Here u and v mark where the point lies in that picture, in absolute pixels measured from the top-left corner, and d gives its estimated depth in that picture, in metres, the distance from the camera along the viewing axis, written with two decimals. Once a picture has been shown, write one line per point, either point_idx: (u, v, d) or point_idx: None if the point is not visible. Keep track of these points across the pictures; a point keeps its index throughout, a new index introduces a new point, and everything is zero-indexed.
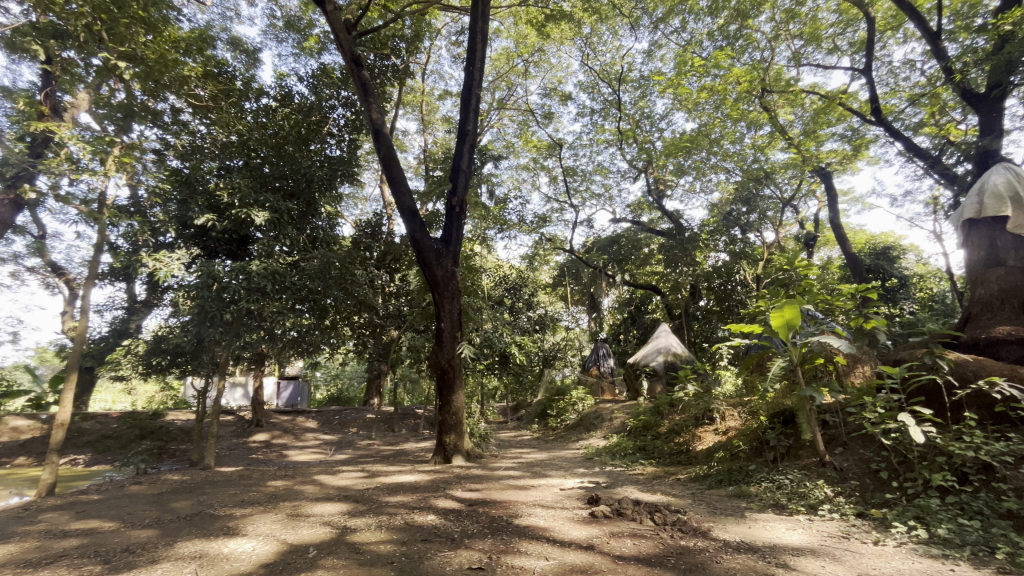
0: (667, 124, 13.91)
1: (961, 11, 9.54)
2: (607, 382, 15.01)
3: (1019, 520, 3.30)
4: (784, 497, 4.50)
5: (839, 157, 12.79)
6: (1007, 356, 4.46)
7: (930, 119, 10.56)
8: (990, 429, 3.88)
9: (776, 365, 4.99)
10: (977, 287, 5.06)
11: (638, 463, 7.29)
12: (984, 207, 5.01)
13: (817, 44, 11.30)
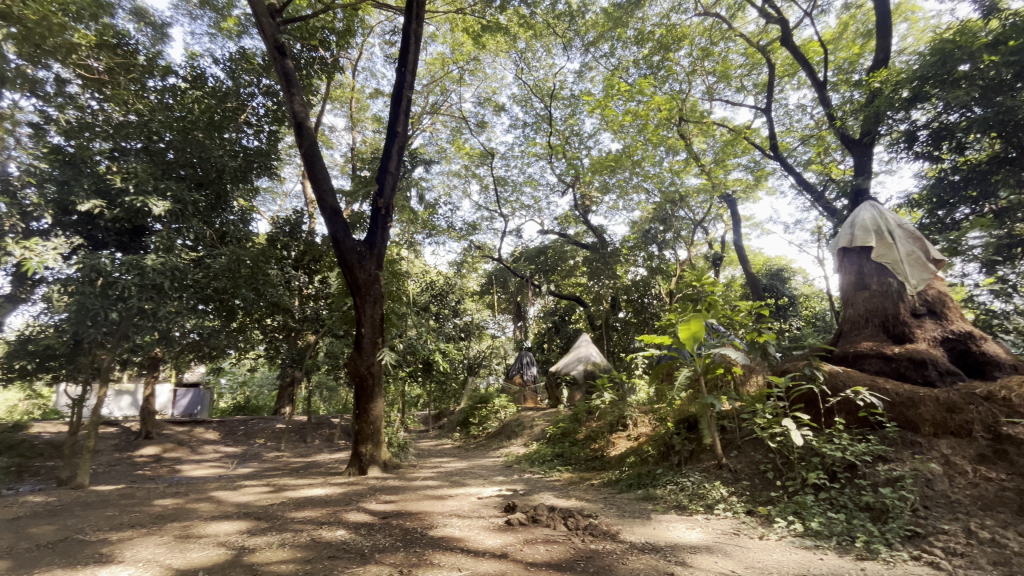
0: (594, 143, 14.55)
1: (843, 66, 10.97)
2: (529, 389, 15.28)
3: (875, 512, 3.78)
4: (686, 498, 4.82)
5: (743, 185, 14.10)
6: (869, 367, 5.11)
7: (817, 158, 11.97)
8: (854, 432, 4.41)
9: (683, 374, 5.41)
10: (847, 307, 5.77)
11: (555, 469, 7.47)
12: (854, 238, 5.76)
13: (728, 82, 12.44)
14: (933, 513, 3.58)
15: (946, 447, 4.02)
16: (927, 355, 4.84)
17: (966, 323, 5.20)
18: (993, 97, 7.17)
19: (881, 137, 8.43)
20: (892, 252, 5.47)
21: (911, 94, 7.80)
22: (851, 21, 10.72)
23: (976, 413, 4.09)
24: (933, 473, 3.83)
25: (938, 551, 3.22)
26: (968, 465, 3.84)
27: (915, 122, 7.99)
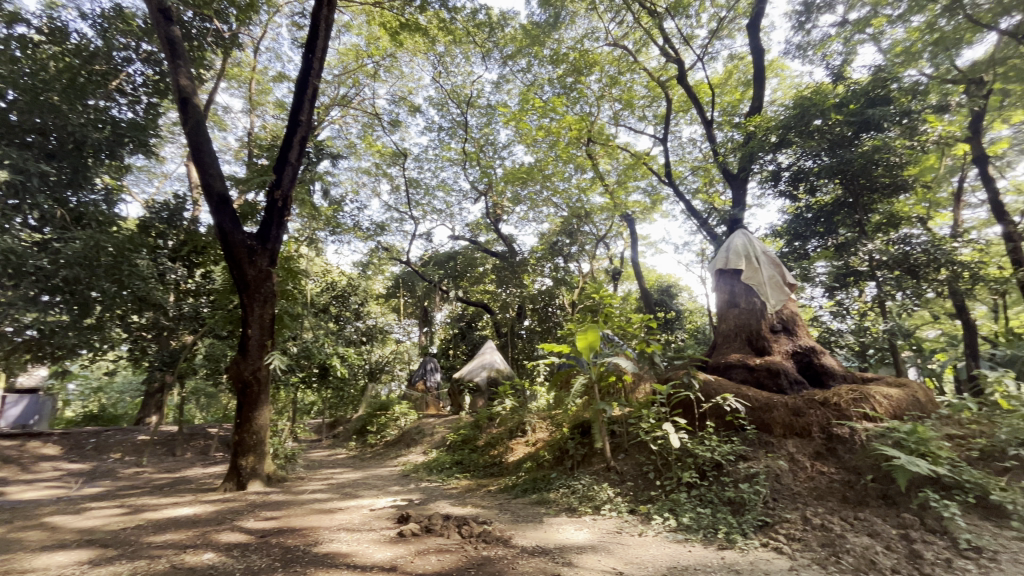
0: (508, 154, 14.82)
1: (727, 108, 12.37)
2: (432, 397, 15.05)
3: (735, 505, 4.24)
4: (577, 500, 5.05)
5: (641, 207, 15.25)
6: (735, 376, 5.74)
7: (703, 188, 13.36)
8: (722, 435, 4.94)
9: (579, 381, 5.67)
10: (721, 322, 6.45)
11: (453, 477, 7.42)
12: (729, 261, 6.47)
13: (632, 110, 13.44)
14: (780, 504, 4.11)
15: (792, 446, 4.64)
16: (781, 366, 5.56)
17: (811, 339, 6.07)
18: (837, 149, 8.52)
19: (754, 174, 9.62)
20: (757, 274, 6.24)
21: (777, 140, 9.01)
22: (734, 70, 12.15)
23: (815, 416, 4.77)
24: (781, 468, 4.39)
25: (781, 537, 3.70)
26: (808, 462, 4.46)
27: (780, 164, 9.24)
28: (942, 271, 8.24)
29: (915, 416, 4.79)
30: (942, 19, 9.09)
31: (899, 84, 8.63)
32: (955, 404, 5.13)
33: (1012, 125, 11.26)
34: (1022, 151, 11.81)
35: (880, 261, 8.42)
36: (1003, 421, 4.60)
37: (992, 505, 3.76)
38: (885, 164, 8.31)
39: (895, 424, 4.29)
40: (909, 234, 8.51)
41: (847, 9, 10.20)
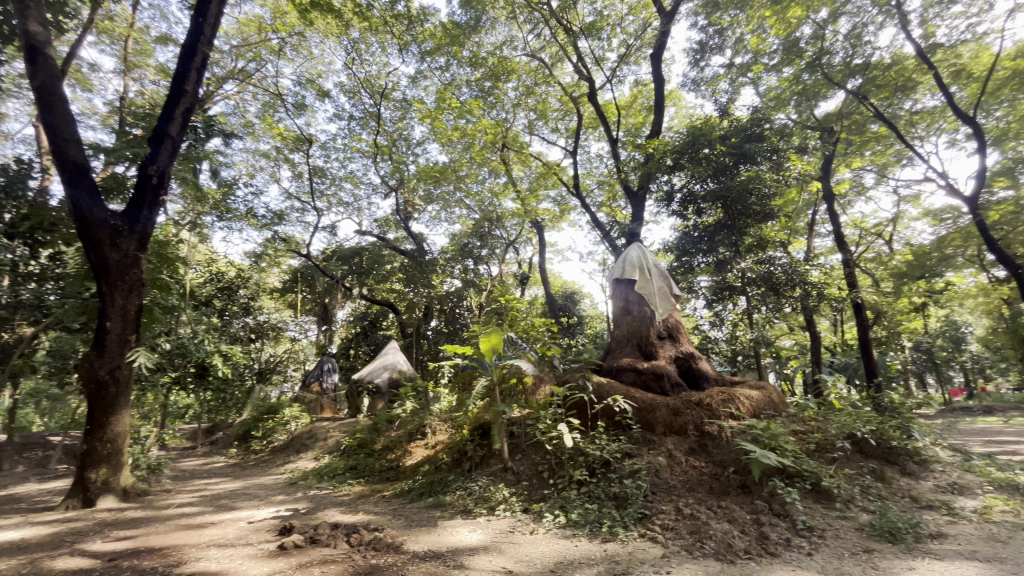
0: (422, 151, 14.54)
1: (631, 129, 13.32)
2: (328, 399, 14.24)
3: (619, 500, 4.54)
4: (472, 502, 5.07)
5: (550, 215, 15.83)
6: (626, 379, 6.15)
7: (607, 202, 14.23)
8: (611, 433, 5.26)
9: (479, 383, 5.69)
10: (616, 328, 6.88)
11: (346, 482, 7.08)
12: (625, 271, 6.93)
13: (545, 121, 13.93)
14: (658, 497, 4.47)
15: (671, 443, 5.08)
16: (665, 370, 6.06)
17: (691, 345, 6.71)
18: (721, 176, 9.53)
19: (651, 193, 10.43)
20: (649, 285, 6.76)
21: (672, 163, 9.86)
22: (639, 95, 13.12)
23: (691, 415, 5.26)
24: (660, 464, 4.79)
25: (657, 527, 4.03)
26: (683, 457, 4.91)
27: (673, 186, 10.12)
28: (796, 289, 9.53)
29: (769, 415, 5.49)
30: (805, 74, 10.60)
31: (771, 125, 9.90)
32: (800, 403, 5.98)
33: (852, 170, 13.43)
34: (858, 192, 14.16)
35: (750, 278, 9.53)
36: (834, 418, 5.45)
37: (822, 489, 4.44)
38: (758, 194, 9.46)
39: (753, 421, 4.88)
40: (773, 256, 9.76)
41: (734, 53, 11.50)
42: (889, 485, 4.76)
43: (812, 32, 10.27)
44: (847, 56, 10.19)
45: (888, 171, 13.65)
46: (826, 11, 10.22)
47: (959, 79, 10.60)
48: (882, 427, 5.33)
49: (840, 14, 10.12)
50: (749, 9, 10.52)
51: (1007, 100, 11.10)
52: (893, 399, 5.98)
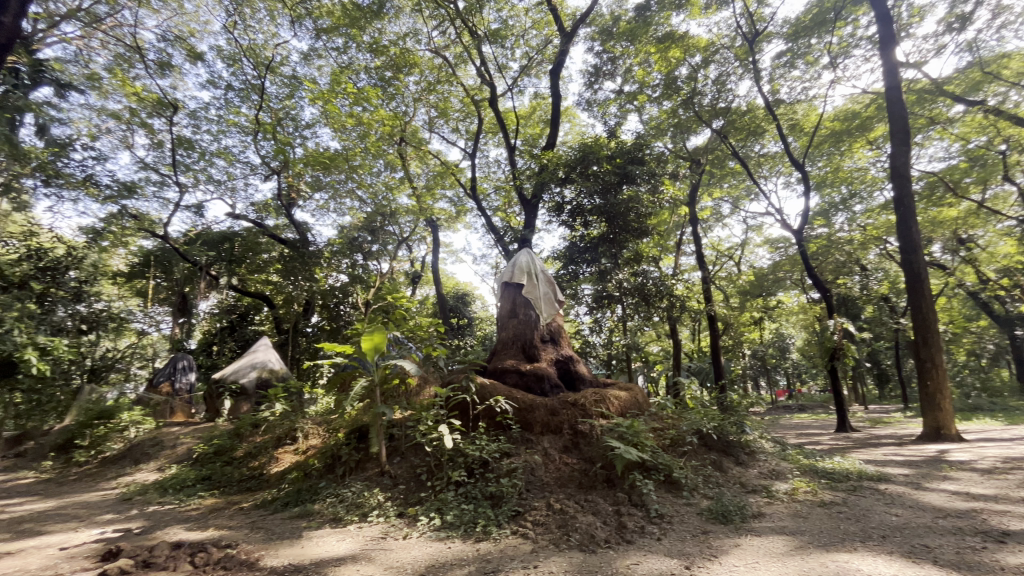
0: (311, 134, 13.50)
1: (528, 139, 13.84)
2: (181, 401, 12.54)
3: (494, 499, 4.63)
4: (343, 509, 4.80)
5: (446, 215, 15.75)
6: (508, 380, 6.30)
7: (502, 208, 14.59)
8: (491, 433, 5.36)
9: (359, 383, 5.41)
10: (502, 329, 7.03)
11: (196, 495, 6.27)
12: (514, 274, 7.13)
13: (446, 120, 13.88)
14: (532, 494, 4.64)
15: (547, 442, 5.32)
16: (546, 371, 6.33)
17: (571, 349, 7.09)
18: (607, 193, 10.22)
19: (543, 202, 10.89)
20: (535, 290, 7.02)
21: (564, 176, 10.37)
22: (537, 107, 13.70)
23: (566, 415, 5.55)
24: (536, 462, 4.98)
25: (529, 524, 4.18)
26: (558, 455, 5.17)
27: (565, 198, 10.66)
28: (664, 300, 10.61)
29: (634, 414, 6.02)
30: (681, 109, 11.92)
31: (651, 151, 10.91)
32: (660, 403, 6.65)
33: (713, 199, 15.37)
34: (717, 218, 16.21)
35: (626, 288, 10.39)
36: (687, 416, 6.16)
37: (673, 480, 4.98)
38: (636, 212, 10.34)
39: (620, 419, 5.31)
40: (646, 270, 10.74)
41: (623, 81, 12.49)
42: (725, 473, 5.50)
43: (688, 73, 11.56)
44: (714, 98, 11.65)
45: (740, 203, 15.87)
46: (700, 56, 11.59)
47: (794, 132, 12.75)
48: (723, 424, 6.14)
49: (710, 61, 11.53)
50: (638, 42, 11.52)
51: (826, 154, 13.53)
52: (732, 398, 6.93)
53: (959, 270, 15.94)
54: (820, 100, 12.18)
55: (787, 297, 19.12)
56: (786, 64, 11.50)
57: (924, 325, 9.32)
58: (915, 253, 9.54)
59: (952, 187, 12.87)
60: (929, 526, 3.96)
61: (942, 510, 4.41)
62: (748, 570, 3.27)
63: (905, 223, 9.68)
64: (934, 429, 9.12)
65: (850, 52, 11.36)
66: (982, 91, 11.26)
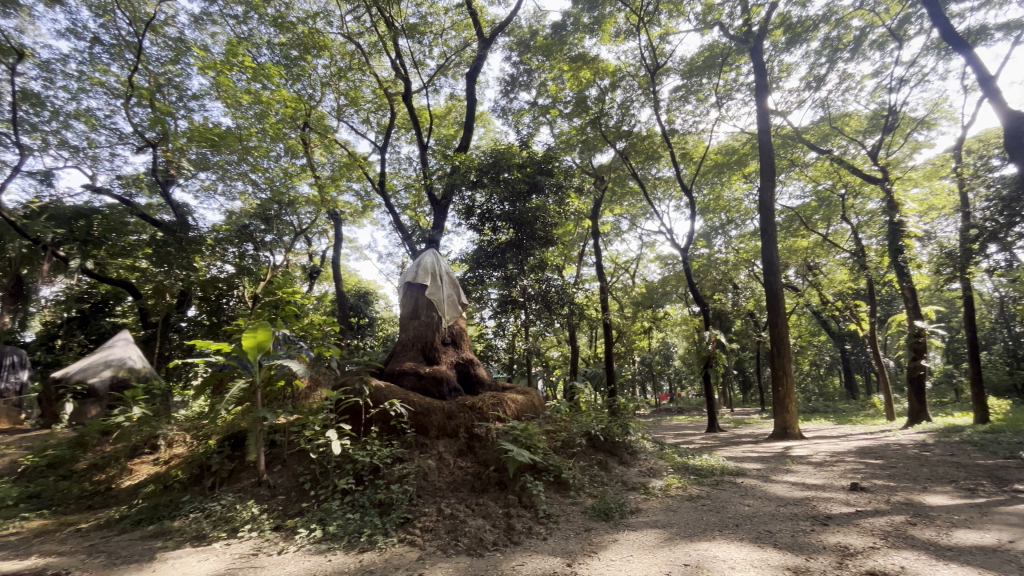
0: (198, 107, 12.09)
1: (441, 139, 13.73)
2: (7, 404, 10.49)
3: (383, 507, 4.46)
4: (209, 525, 4.32)
5: (351, 209, 15.02)
6: (406, 383, 6.13)
7: (412, 206, 14.25)
8: (384, 438, 5.16)
9: (236, 385, 4.90)
10: (402, 331, 6.83)
11: (17, 518, 5.25)
12: (418, 275, 6.98)
13: (356, 110, 13.27)
14: (423, 499, 4.54)
15: (442, 445, 5.25)
16: (445, 375, 6.26)
17: (471, 352, 7.10)
18: (515, 201, 10.41)
19: (452, 204, 10.82)
20: (439, 291, 6.93)
21: (475, 179, 10.37)
22: (452, 109, 13.64)
23: (463, 418, 5.52)
24: (429, 467, 4.89)
25: (417, 531, 4.08)
26: (453, 459, 5.12)
27: (474, 202, 10.68)
28: (565, 307, 11.06)
29: (529, 417, 6.17)
30: (589, 127, 12.60)
31: (559, 164, 11.35)
32: (554, 407, 6.89)
33: (614, 215, 16.42)
34: (616, 233, 17.32)
35: (530, 295, 10.65)
36: (577, 419, 6.47)
37: (562, 480, 5.19)
38: (543, 221, 10.68)
39: (515, 422, 5.42)
40: (549, 277, 11.10)
41: (538, 94, 12.88)
42: (609, 472, 5.86)
43: (597, 95, 12.25)
44: (618, 121, 12.46)
45: (637, 221, 17.15)
46: (608, 80, 12.32)
47: (685, 160, 14.05)
48: (610, 426, 6.54)
49: (617, 86, 12.32)
50: (553, 58, 11.96)
51: (710, 184, 15.09)
52: (620, 402, 7.41)
53: (807, 292, 18.67)
54: (707, 134, 13.58)
55: (673, 310, 20.97)
56: (681, 98, 12.67)
57: (779, 338, 10.75)
58: (774, 276, 10.97)
59: (805, 221, 15.06)
60: (773, 514, 4.55)
61: (783, 499, 5.10)
62: (623, 563, 3.50)
63: (768, 249, 11.10)
64: (782, 428, 10.57)
65: (733, 95, 12.83)
66: (829, 142, 13.33)
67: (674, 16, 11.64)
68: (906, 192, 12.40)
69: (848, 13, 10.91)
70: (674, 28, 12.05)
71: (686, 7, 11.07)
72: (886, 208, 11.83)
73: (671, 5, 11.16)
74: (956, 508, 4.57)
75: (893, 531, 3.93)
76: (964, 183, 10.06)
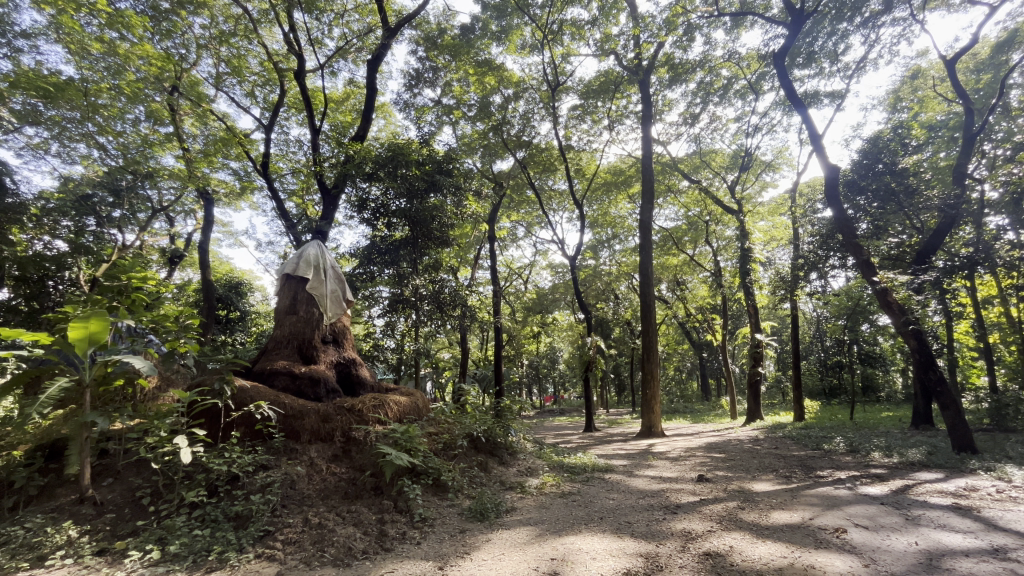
0: (28, 47, 9.98)
1: (337, 125, 12.97)
2: None
3: (240, 520, 4.04)
4: (4, 555, 3.53)
5: (228, 189, 13.51)
6: (277, 384, 5.63)
7: (299, 192, 13.25)
8: (246, 445, 4.68)
9: (57, 384, 4.09)
10: (276, 327, 6.27)
11: None
12: (298, 268, 6.47)
13: (239, 80, 11.99)
14: (287, 510, 4.20)
15: (314, 451, 4.90)
16: (322, 375, 5.86)
17: (354, 352, 6.78)
18: (412, 198, 10.16)
19: (344, 194, 10.24)
20: (322, 286, 6.51)
21: (370, 172, 9.91)
22: (350, 95, 12.99)
23: (340, 421, 5.23)
24: (298, 474, 4.54)
25: (278, 543, 3.76)
26: (325, 465, 4.81)
27: (369, 194, 10.20)
28: (457, 309, 11.02)
29: (411, 419, 6.06)
30: (491, 133, 12.82)
31: (460, 166, 11.36)
32: (438, 409, 6.83)
33: (511, 221, 16.84)
34: (512, 239, 17.81)
35: (422, 294, 10.46)
36: (460, 420, 6.50)
37: (440, 483, 5.17)
38: (440, 221, 10.54)
39: (395, 425, 5.28)
40: (443, 278, 11.01)
41: (442, 93, 12.79)
42: (488, 473, 5.96)
43: (500, 102, 12.52)
44: (519, 130, 12.85)
45: (532, 229, 17.79)
46: (512, 90, 12.63)
47: (578, 175, 14.90)
48: (491, 428, 6.67)
49: (520, 97, 12.69)
50: (459, 60, 11.96)
51: (600, 200, 16.20)
52: (504, 403, 7.58)
53: (675, 305, 20.86)
54: (599, 153, 14.54)
55: (560, 316, 22.06)
56: (578, 117, 13.46)
57: (650, 345, 11.83)
58: (649, 288, 12.04)
59: (677, 242, 16.83)
60: (633, 506, 4.99)
61: (642, 492, 5.62)
62: (494, 562, 3.58)
63: (645, 263, 12.16)
64: (647, 427, 11.67)
65: (623, 120, 13.93)
66: (699, 173, 15.06)
67: (575, 39, 12.30)
68: (755, 223, 14.43)
69: (719, 63, 12.46)
70: (575, 50, 12.77)
71: (587, 32, 11.78)
72: (739, 236, 13.70)
73: (573, 28, 11.80)
74: (775, 492, 5.43)
75: (726, 515, 4.54)
76: (797, 221, 12.05)
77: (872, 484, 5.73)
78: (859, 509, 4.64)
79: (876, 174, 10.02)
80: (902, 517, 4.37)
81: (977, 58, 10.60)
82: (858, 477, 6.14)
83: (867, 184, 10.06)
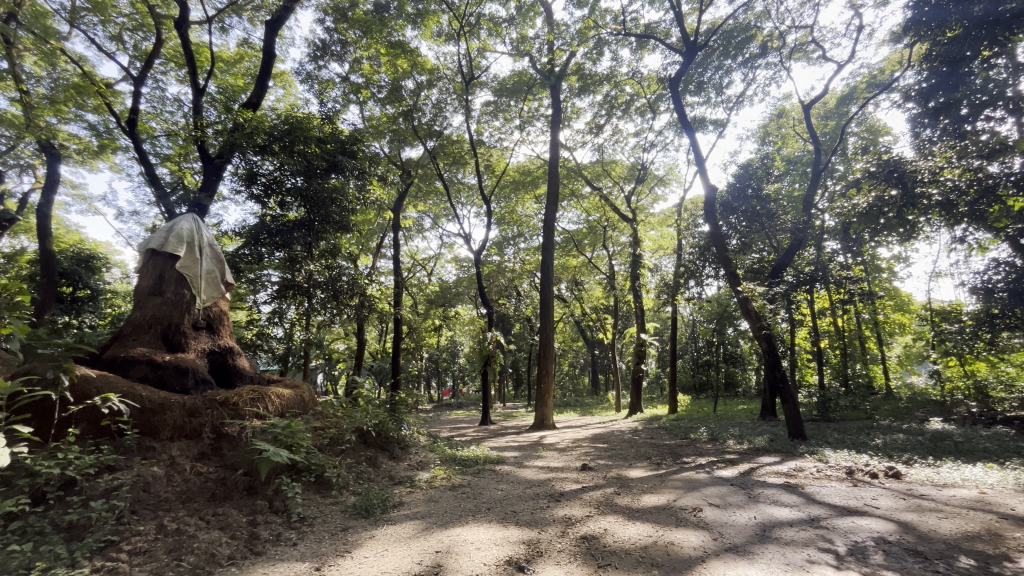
0: None
1: (225, 87, 11.67)
2: None
3: (75, 531, 3.46)
4: None
5: (80, 145, 11.50)
6: (132, 374, 4.91)
7: (175, 158, 11.71)
8: (86, 444, 4.02)
9: None
10: (134, 309, 5.45)
11: None
12: (166, 243, 5.74)
13: (102, 19, 10.26)
14: (137, 516, 3.70)
15: (176, 449, 4.38)
16: (190, 365, 5.25)
17: (230, 341, 6.19)
18: (310, 177, 9.46)
19: (230, 166, 9.22)
20: (195, 266, 5.83)
21: (263, 144, 8.98)
22: (243, 57, 11.78)
23: (210, 417, 4.74)
24: (153, 476, 4.01)
25: (123, 554, 3.29)
26: (189, 465, 4.32)
27: (260, 168, 9.27)
28: (354, 299, 10.40)
29: (295, 413, 5.68)
30: (401, 118, 12.40)
31: (366, 148, 10.84)
32: (326, 403, 6.46)
33: (418, 210, 16.44)
34: (418, 229, 17.44)
35: (317, 281, 9.82)
36: (350, 415, 6.24)
37: (323, 480, 4.95)
38: (340, 205, 9.89)
39: (276, 420, 4.92)
40: (340, 265, 10.31)
41: (350, 69, 12.06)
42: (377, 468, 5.81)
43: (412, 88, 12.17)
44: (431, 119, 12.63)
45: (439, 221, 17.56)
46: (425, 77, 12.32)
47: (489, 170, 14.99)
48: (384, 422, 6.49)
49: (433, 85, 12.41)
50: (371, 37, 11.35)
51: (508, 197, 16.46)
52: (399, 397, 7.40)
53: (572, 304, 21.89)
54: (509, 151, 14.77)
55: (463, 310, 22.04)
56: (491, 113, 13.57)
57: (547, 341, 12.30)
58: (549, 286, 12.49)
59: (577, 244, 17.69)
60: (519, 495, 5.19)
61: (530, 482, 5.86)
62: (376, 558, 3.49)
63: (547, 262, 12.61)
64: (540, 420, 12.16)
65: (533, 122, 14.29)
66: (601, 181, 15.96)
67: (492, 35, 12.34)
68: (646, 232, 15.65)
69: (624, 79, 13.27)
70: (491, 46, 12.83)
71: (504, 30, 11.87)
72: (633, 243, 14.79)
73: (491, 24, 11.83)
74: (647, 478, 5.97)
75: (603, 500, 4.90)
76: (681, 232, 13.30)
77: (725, 468, 6.55)
78: (713, 490, 5.28)
79: (745, 197, 11.38)
80: (746, 495, 5.06)
81: (826, 106, 12.55)
82: (715, 461, 6.99)
83: (738, 205, 11.37)
